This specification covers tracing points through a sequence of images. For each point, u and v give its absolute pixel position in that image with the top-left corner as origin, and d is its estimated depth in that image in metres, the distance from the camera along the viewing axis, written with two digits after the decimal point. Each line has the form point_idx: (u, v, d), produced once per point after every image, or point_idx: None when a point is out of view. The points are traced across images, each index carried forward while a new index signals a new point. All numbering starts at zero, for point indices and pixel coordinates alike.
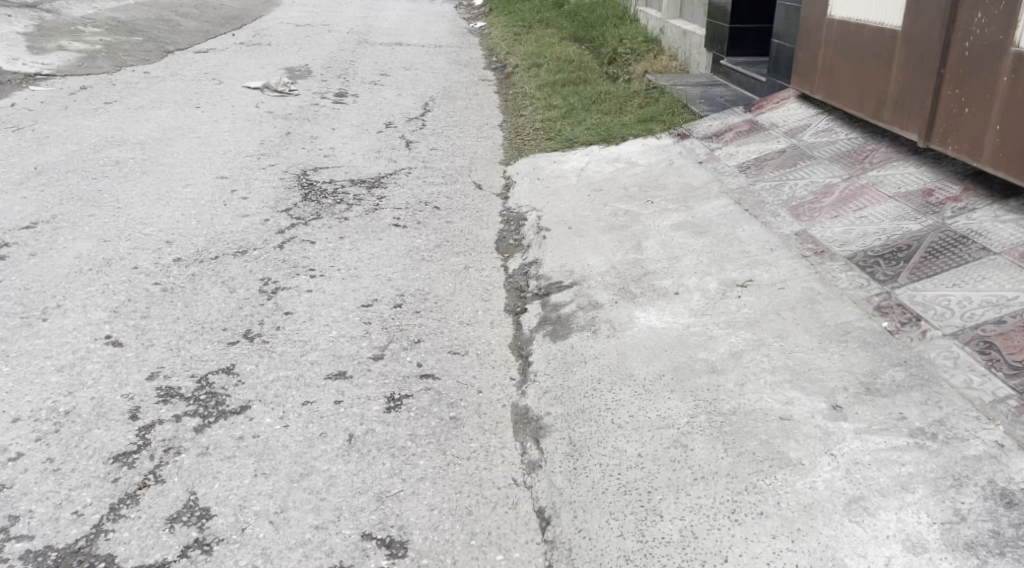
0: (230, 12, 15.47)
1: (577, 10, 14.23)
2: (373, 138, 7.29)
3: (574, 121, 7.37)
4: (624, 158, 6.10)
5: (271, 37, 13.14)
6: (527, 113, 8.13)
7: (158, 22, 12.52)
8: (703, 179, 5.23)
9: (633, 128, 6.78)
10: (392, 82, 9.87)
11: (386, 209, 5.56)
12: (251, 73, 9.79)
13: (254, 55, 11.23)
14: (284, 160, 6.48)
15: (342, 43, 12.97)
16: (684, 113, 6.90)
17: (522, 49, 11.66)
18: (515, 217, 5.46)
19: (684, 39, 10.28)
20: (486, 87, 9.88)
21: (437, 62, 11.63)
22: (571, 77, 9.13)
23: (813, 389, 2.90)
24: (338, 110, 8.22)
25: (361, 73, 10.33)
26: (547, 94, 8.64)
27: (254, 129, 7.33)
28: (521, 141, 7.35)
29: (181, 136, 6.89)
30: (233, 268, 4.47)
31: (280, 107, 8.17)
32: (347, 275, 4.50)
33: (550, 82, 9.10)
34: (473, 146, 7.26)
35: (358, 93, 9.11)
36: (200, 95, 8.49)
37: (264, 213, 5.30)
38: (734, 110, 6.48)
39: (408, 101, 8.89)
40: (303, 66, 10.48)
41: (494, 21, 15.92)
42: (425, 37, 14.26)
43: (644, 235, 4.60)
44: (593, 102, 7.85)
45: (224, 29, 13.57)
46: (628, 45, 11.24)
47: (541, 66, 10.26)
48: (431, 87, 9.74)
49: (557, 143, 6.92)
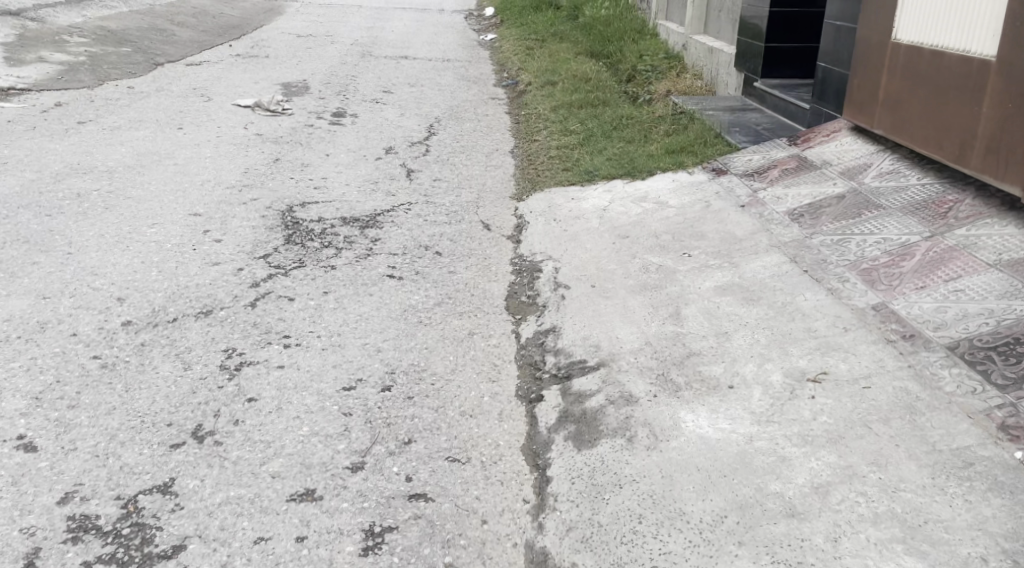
0: (230, 21, 14.83)
1: (593, 22, 13.58)
2: (370, 166, 6.58)
3: (594, 150, 6.65)
4: (653, 197, 5.37)
5: (270, 49, 12.48)
6: (541, 138, 7.43)
7: (151, 32, 11.88)
8: (748, 229, 4.50)
9: (661, 160, 6.06)
10: (395, 101, 9.17)
11: (380, 255, 4.84)
12: (244, 90, 9.12)
13: (250, 69, 10.56)
14: (269, 192, 5.77)
15: (345, 57, 12.30)
16: (718, 144, 6.18)
17: (535, 66, 10.93)
18: (529, 268, 4.72)
19: (710, 57, 9.53)
20: (496, 107, 9.17)
21: (445, 78, 10.93)
22: (589, 99, 8.41)
23: (938, 556, 2.26)
24: (335, 133, 7.52)
25: (362, 90, 9.64)
26: (563, 117, 7.91)
27: (239, 154, 6.64)
28: (535, 171, 6.62)
29: (157, 164, 6.21)
30: (192, 335, 3.75)
31: (271, 129, 7.48)
32: (329, 344, 3.77)
33: (567, 104, 8.37)
34: (481, 177, 6.54)
35: (357, 112, 8.42)
36: (184, 114, 7.81)
37: (238, 261, 4.58)
38: (776, 143, 5.75)
39: (411, 122, 8.18)
40: (300, 82, 9.81)
41: (505, 33, 15.21)
42: (433, 50, 13.57)
43: (683, 300, 3.86)
44: (614, 128, 7.13)
45: (221, 40, 12.93)
46: (649, 63, 10.51)
47: (556, 85, 9.53)
48: (437, 106, 9.05)
49: (575, 175, 6.21)
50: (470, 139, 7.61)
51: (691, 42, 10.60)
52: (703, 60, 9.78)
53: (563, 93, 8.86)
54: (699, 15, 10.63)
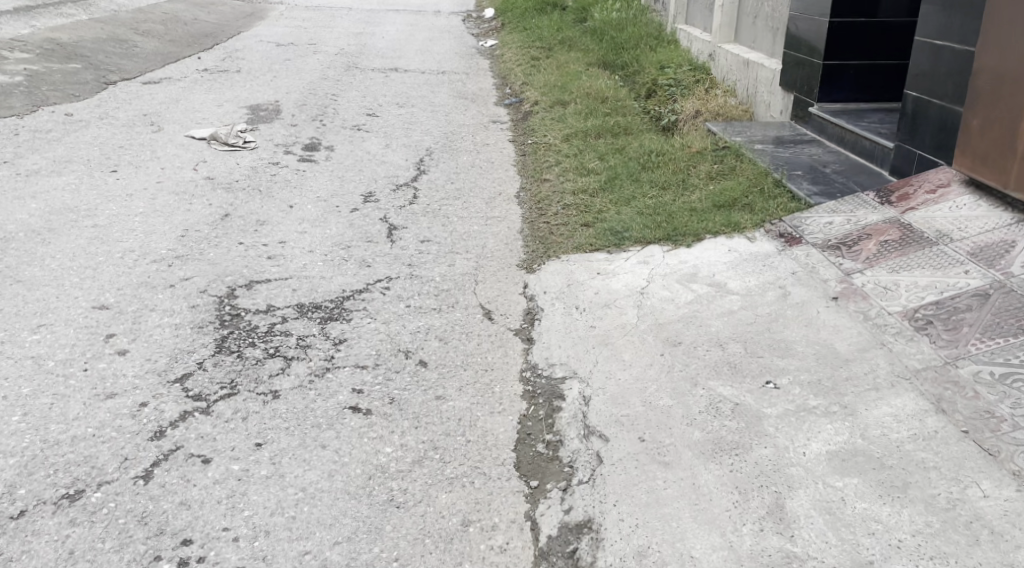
0: (204, 30, 13.65)
1: (604, 26, 12.40)
2: (342, 222, 5.34)
3: (620, 201, 5.38)
4: (704, 277, 4.10)
5: (244, 62, 11.25)
6: (553, 179, 6.19)
7: (109, 47, 10.71)
8: (853, 345, 3.19)
9: (708, 216, 4.79)
10: (380, 127, 7.91)
11: (342, 371, 3.57)
12: (203, 116, 7.90)
13: (216, 88, 9.34)
14: (207, 268, 4.50)
15: (328, 70, 11.07)
16: (778, 192, 4.90)
17: (543, 82, 9.65)
18: (547, 389, 3.44)
19: (746, 72, 8.23)
20: (497, 133, 7.90)
21: (439, 95, 9.66)
22: (605, 129, 7.15)
23: None
24: (303, 174, 6.28)
25: (342, 114, 8.43)
26: (577, 152, 6.65)
27: (180, 208, 5.40)
28: (546, 227, 5.35)
29: (71, 224, 4.97)
30: (41, 550, 2.56)
31: (226, 171, 6.23)
32: (249, 559, 2.56)
33: (581, 136, 7.10)
34: (479, 234, 5.28)
35: (333, 145, 7.17)
36: (125, 151, 6.58)
37: (141, 392, 3.30)
38: (863, 197, 4.44)
39: (397, 158, 6.92)
40: (271, 105, 8.60)
41: (507, 39, 13.90)
42: (426, 60, 12.31)
43: (784, 477, 2.63)
44: (642, 169, 5.87)
45: (190, 51, 11.75)
46: (672, 79, 9.22)
47: (566, 106, 8.27)
48: (428, 133, 7.81)
49: (599, 232, 4.94)
50: (466, 182, 6.36)
51: (720, 53, 9.28)
52: (737, 76, 8.48)
53: (577, 119, 7.60)
54: (729, 22, 9.31)
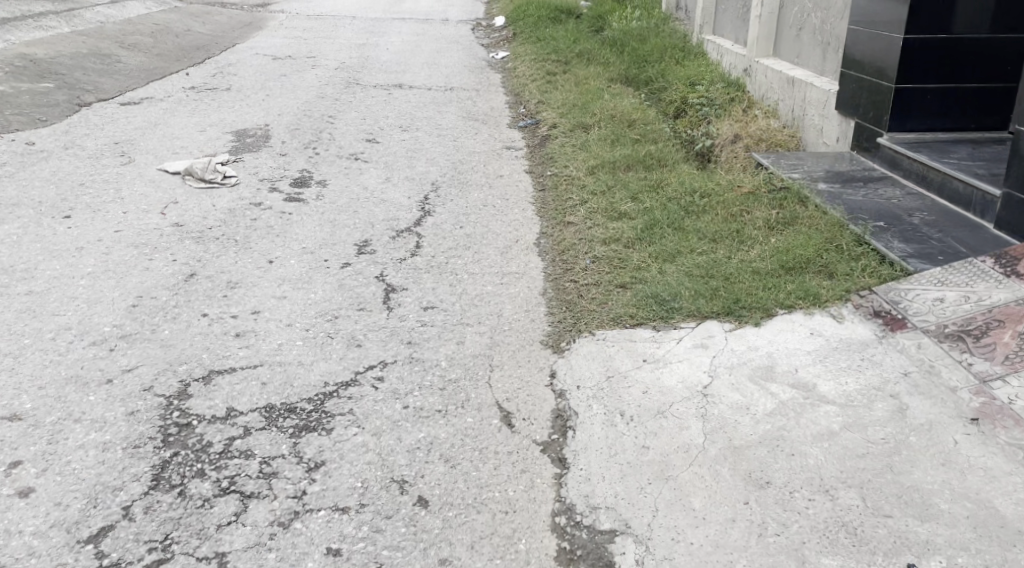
0: (196, 42, 12.94)
1: (625, 37, 11.67)
2: (330, 282, 4.52)
3: (663, 256, 4.51)
4: (784, 371, 3.22)
5: (235, 78, 10.49)
6: (580, 225, 5.34)
7: (88, 64, 9.99)
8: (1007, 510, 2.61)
9: (774, 282, 3.89)
10: (379, 158, 7.11)
11: (315, 518, 2.74)
12: (182, 144, 7.11)
13: (201, 109, 8.58)
14: (155, 356, 3.62)
15: (325, 87, 10.29)
16: (861, 252, 4.01)
17: (562, 102, 8.83)
18: (590, 550, 2.62)
19: (791, 92, 7.33)
20: (510, 164, 7.10)
21: (446, 117, 8.85)
22: (636, 160, 6.30)
23: None
24: (289, 217, 5.47)
25: (339, 140, 7.65)
26: (605, 190, 5.79)
27: (137, 264, 4.58)
28: (574, 288, 4.48)
29: (1, 290, 4.14)
30: None
31: (200, 214, 5.41)
32: None
33: (608, 167, 6.24)
34: (493, 297, 4.44)
35: (325, 179, 6.38)
36: (85, 190, 5.77)
37: (39, 561, 2.55)
38: (978, 263, 3.61)
39: (397, 197, 6.11)
40: (260, 130, 7.81)
41: (520, 51, 13.07)
42: (433, 74, 11.52)
43: None
44: (686, 213, 4.99)
45: (178, 67, 11.03)
46: (704, 96, 8.47)
47: (589, 132, 7.43)
48: (434, 164, 7.01)
49: (641, 297, 4.06)
50: (476, 227, 5.51)
51: (758, 69, 8.40)
52: (781, 96, 7.59)
53: (604, 148, 6.75)
54: (768, 34, 8.43)
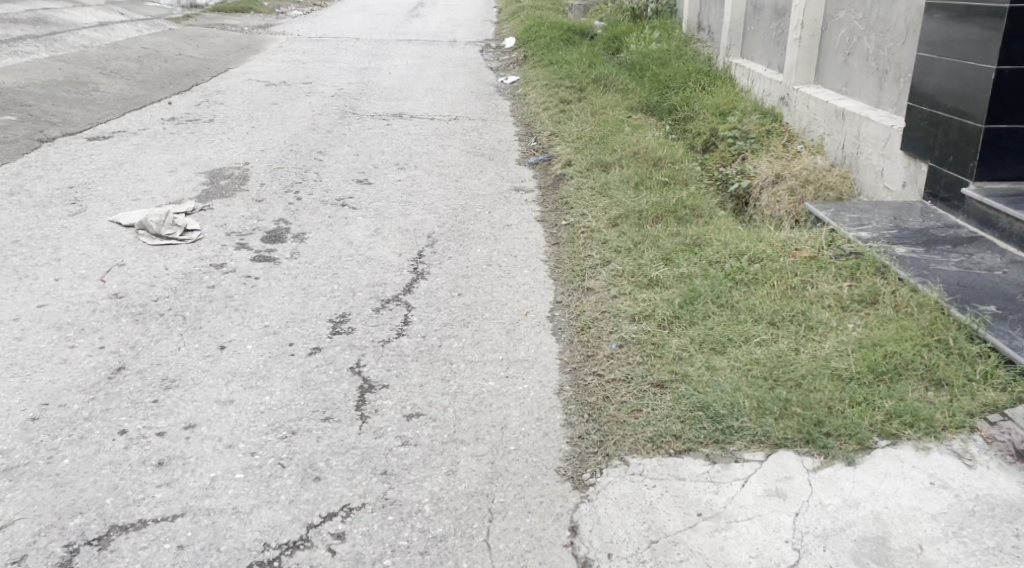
0: (186, 67, 12.16)
1: (644, 64, 10.95)
2: (291, 376, 3.63)
3: (708, 343, 3.60)
4: (904, 550, 2.59)
5: (221, 107, 9.68)
6: (604, 294, 4.46)
7: (60, 93, 9.20)
8: None
9: (860, 396, 3.06)
10: (370, 205, 6.25)
11: None
12: (146, 189, 6.28)
13: (176, 145, 7.75)
14: (39, 504, 2.77)
15: (319, 116, 9.46)
16: (974, 354, 3.17)
17: (578, 138, 7.99)
18: None
19: (842, 126, 6.50)
20: (519, 212, 6.23)
21: (449, 152, 8.01)
22: (667, 210, 5.42)
23: None
24: (253, 284, 4.61)
25: (327, 181, 6.80)
26: (633, 250, 4.92)
27: (53, 352, 3.71)
28: (598, 386, 3.55)
29: None
30: None
31: (147, 282, 4.55)
32: None
33: (635, 219, 5.36)
34: (493, 398, 3.51)
35: (304, 233, 5.53)
36: (17, 248, 4.92)
37: None
38: None
39: (385, 255, 5.24)
40: (238, 170, 6.98)
41: (531, 75, 12.27)
42: (437, 101, 10.70)
43: None
44: (734, 281, 4.09)
45: (161, 94, 10.23)
46: (736, 128, 7.80)
47: (611, 173, 6.57)
48: (432, 211, 6.16)
49: (687, 403, 3.18)
50: (474, 299, 4.58)
51: (799, 98, 7.60)
52: (829, 131, 6.75)
53: (629, 193, 5.88)
54: (809, 59, 7.63)
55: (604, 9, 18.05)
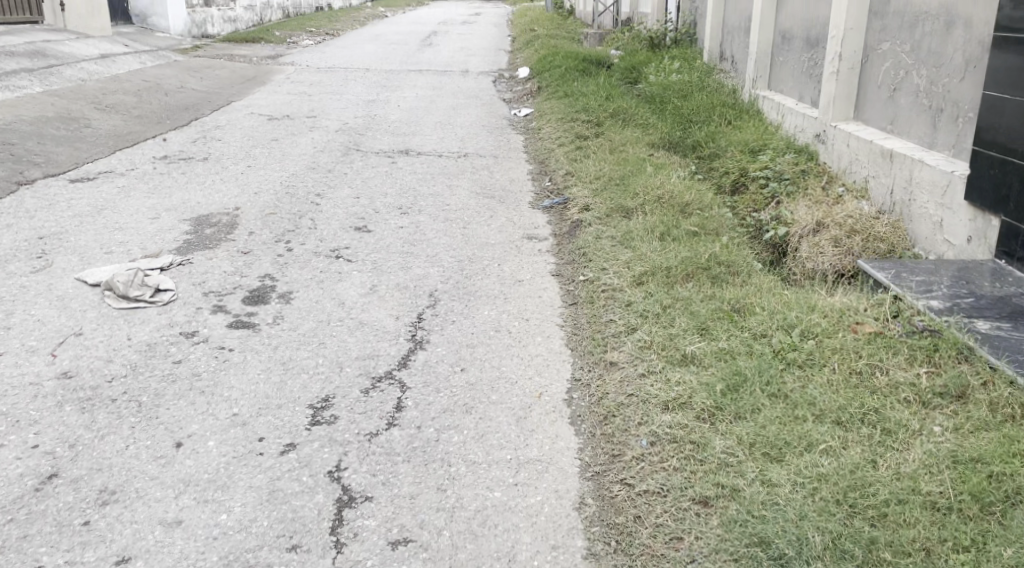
0: (186, 100, 11.69)
1: (664, 98, 10.45)
2: (254, 487, 3.05)
3: (761, 446, 3.03)
4: None
5: (218, 143, 9.16)
6: (631, 370, 3.87)
7: (48, 130, 8.70)
8: None
9: (967, 539, 2.60)
10: (367, 257, 5.66)
11: None
12: (123, 239, 5.72)
13: (164, 187, 7.21)
14: None
15: (320, 154, 8.92)
16: None
17: (597, 179, 7.41)
18: None
19: (891, 169, 5.95)
20: (532, 264, 5.62)
21: (457, 194, 7.44)
22: (699, 268, 4.83)
23: None
24: (227, 359, 4.03)
25: (321, 228, 6.24)
26: (663, 318, 4.32)
27: None
28: (628, 501, 2.99)
29: None
30: None
31: (103, 357, 3.97)
32: None
33: (664, 278, 4.78)
34: (499, 516, 2.95)
35: (291, 292, 4.95)
36: None
37: None
38: None
39: (379, 318, 4.64)
40: (227, 216, 6.43)
41: (546, 107, 11.76)
42: (446, 137, 10.15)
43: None
44: (785, 362, 3.51)
45: (157, 130, 9.73)
46: (767, 168, 7.28)
47: (633, 221, 5.98)
48: (435, 264, 5.58)
49: (745, 533, 2.73)
50: (476, 378, 3.95)
51: (836, 136, 7.12)
52: (874, 173, 6.25)
53: (655, 247, 5.30)
54: (848, 95, 7.16)
55: (619, 39, 17.60)
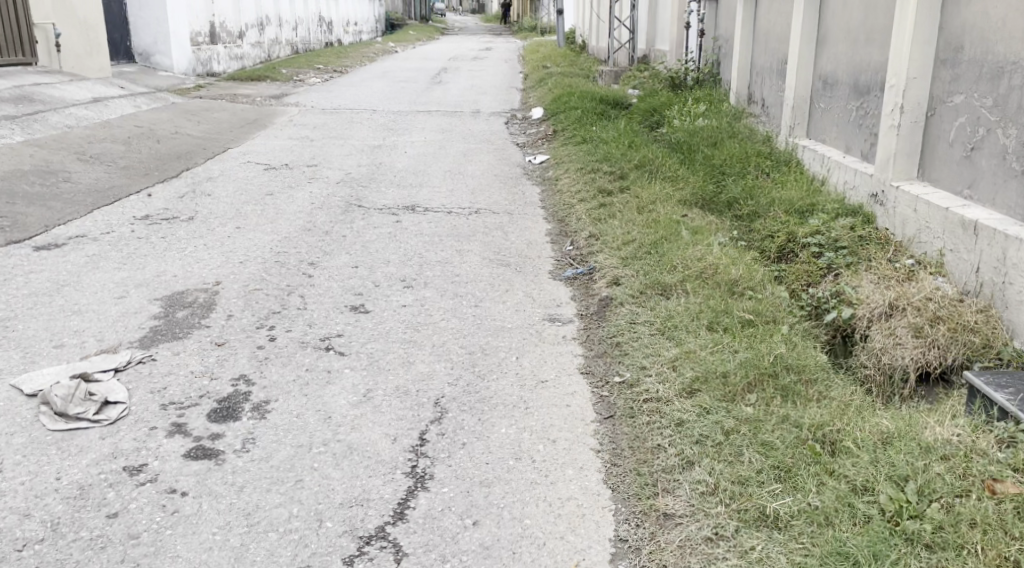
0: (180, 148, 10.95)
1: (693, 145, 9.68)
2: None
3: None
4: None
5: (208, 199, 8.37)
6: (695, 528, 3.12)
7: (21, 186, 7.92)
8: None
9: None
10: (361, 348, 4.81)
11: None
12: (78, 327, 4.91)
13: (139, 255, 6.41)
14: None
15: (318, 210, 8.11)
16: None
17: (625, 245, 6.56)
18: None
19: (978, 246, 5.22)
20: (556, 358, 4.78)
21: (468, 261, 6.62)
22: (763, 373, 4.01)
23: None
24: (176, 511, 3.21)
25: (312, 308, 5.41)
26: (725, 448, 3.49)
27: None
28: None
29: None
30: None
31: (18, 510, 3.18)
32: None
33: (723, 389, 3.94)
34: None
35: (267, 402, 4.10)
36: None
37: None
38: None
39: (370, 439, 3.78)
40: (205, 292, 5.61)
41: (563, 153, 10.99)
42: (456, 189, 9.34)
43: None
44: (905, 537, 2.87)
45: (143, 182, 8.96)
46: (819, 232, 6.49)
47: (674, 303, 5.15)
48: (440, 358, 4.73)
49: None
50: (491, 539, 3.13)
51: (898, 199, 6.31)
52: (952, 245, 5.51)
53: (706, 341, 4.47)
54: (911, 152, 6.36)
55: (637, 76, 16.92)
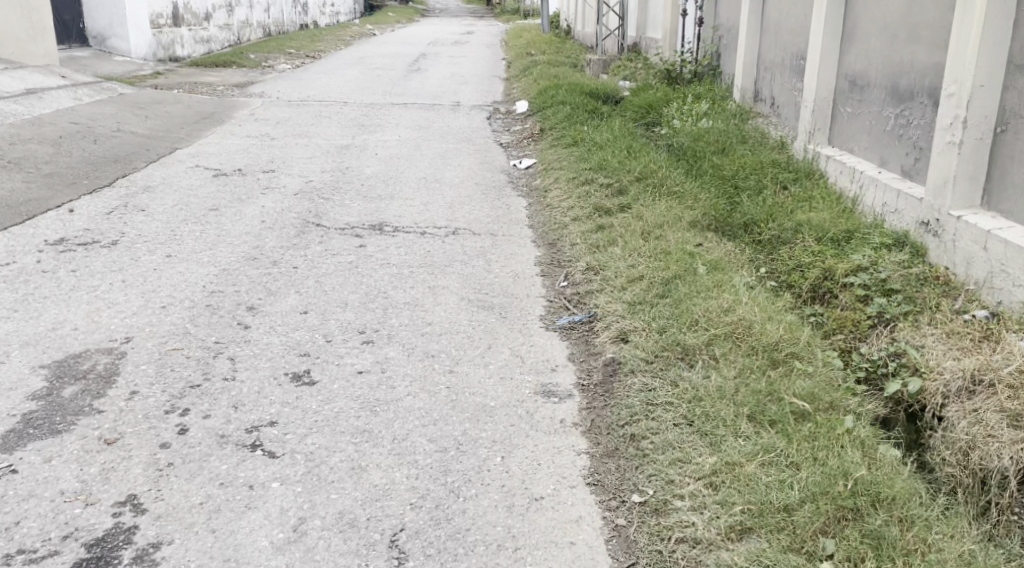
0: (121, 149, 9.72)
1: (699, 152, 8.57)
2: None
3: None
4: None
5: (141, 216, 7.17)
6: None
7: None
8: None
9: None
10: (298, 445, 3.65)
11: None
12: None
13: (37, 297, 5.22)
14: None
15: (268, 230, 6.94)
16: None
17: (632, 285, 5.42)
18: None
19: None
20: (554, 458, 3.66)
21: (442, 302, 5.48)
22: (840, 507, 3.08)
23: None
24: None
25: (242, 378, 4.25)
26: None
27: None
28: None
29: None
30: None
31: None
32: None
33: (787, 535, 3.02)
34: None
35: (157, 552, 3.04)
36: None
37: None
38: None
39: None
40: (105, 354, 4.43)
41: (551, 157, 9.86)
42: (431, 201, 8.18)
43: None
44: None
45: (68, 194, 7.75)
46: (863, 267, 5.40)
47: (701, 378, 4.04)
48: (401, 459, 3.60)
49: None
50: None
51: (960, 231, 5.25)
52: None
53: (752, 447, 3.43)
54: (975, 173, 5.30)
55: (628, 65, 15.88)
